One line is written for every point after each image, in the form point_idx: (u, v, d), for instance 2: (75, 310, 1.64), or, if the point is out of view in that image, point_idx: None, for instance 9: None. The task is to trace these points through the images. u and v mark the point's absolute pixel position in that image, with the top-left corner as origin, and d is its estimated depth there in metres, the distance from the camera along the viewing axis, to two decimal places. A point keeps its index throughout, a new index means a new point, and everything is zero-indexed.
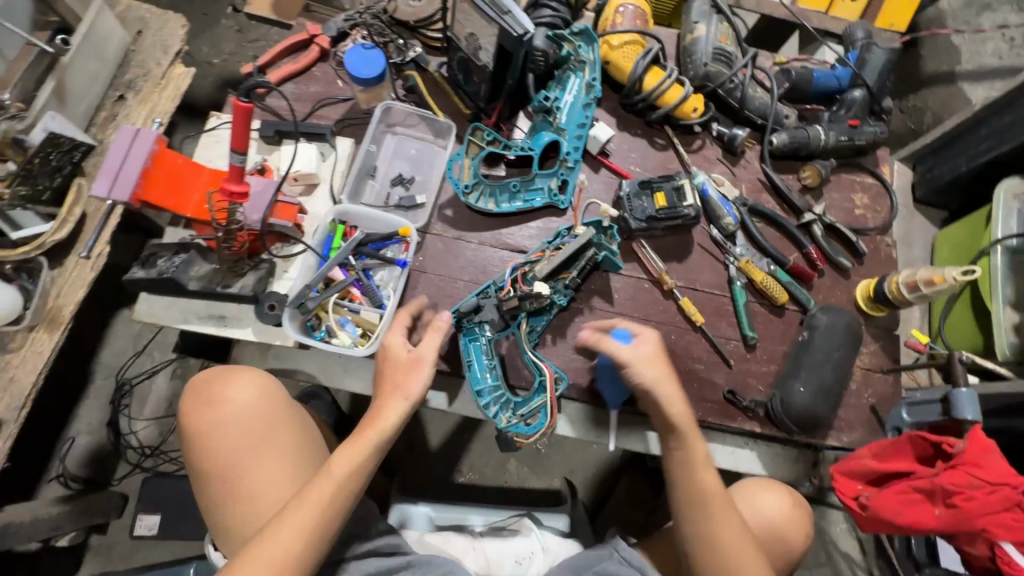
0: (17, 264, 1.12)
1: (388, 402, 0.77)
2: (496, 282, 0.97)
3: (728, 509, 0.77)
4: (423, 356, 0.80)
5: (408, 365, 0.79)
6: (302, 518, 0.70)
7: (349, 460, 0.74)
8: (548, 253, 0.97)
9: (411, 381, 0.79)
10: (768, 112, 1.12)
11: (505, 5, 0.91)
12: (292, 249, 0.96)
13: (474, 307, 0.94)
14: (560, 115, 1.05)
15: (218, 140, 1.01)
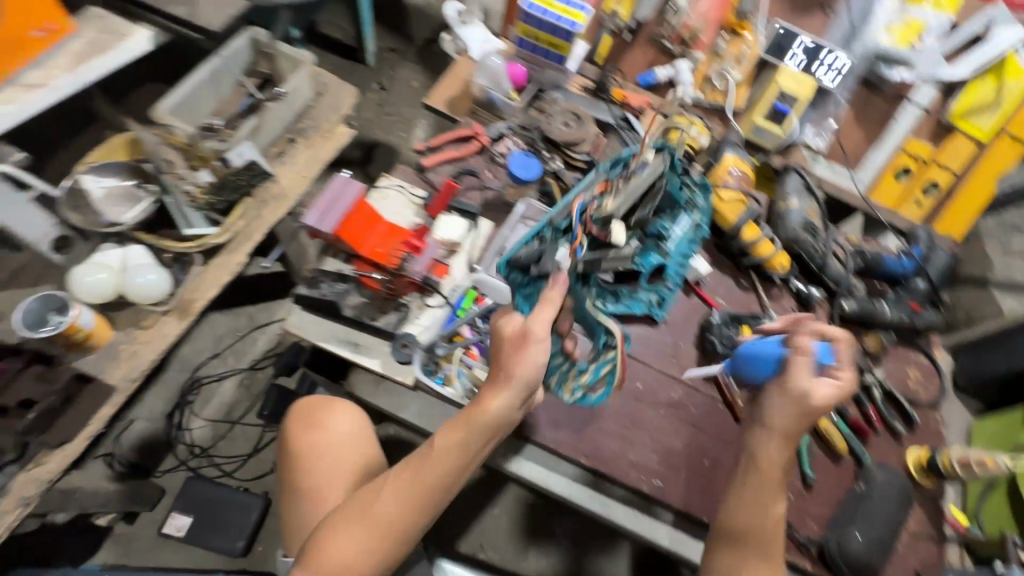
0: (175, 255, 1.27)
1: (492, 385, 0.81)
2: (553, 224, 0.96)
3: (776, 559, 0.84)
4: (533, 333, 0.80)
5: (520, 346, 0.80)
6: (411, 493, 0.82)
7: (450, 444, 0.83)
8: (616, 183, 1.01)
9: (520, 365, 0.79)
10: (843, 281, 1.29)
11: (652, 152, 1.16)
12: (429, 300, 1.10)
13: (532, 258, 0.93)
14: (670, 244, 1.21)
15: (384, 198, 1.22)
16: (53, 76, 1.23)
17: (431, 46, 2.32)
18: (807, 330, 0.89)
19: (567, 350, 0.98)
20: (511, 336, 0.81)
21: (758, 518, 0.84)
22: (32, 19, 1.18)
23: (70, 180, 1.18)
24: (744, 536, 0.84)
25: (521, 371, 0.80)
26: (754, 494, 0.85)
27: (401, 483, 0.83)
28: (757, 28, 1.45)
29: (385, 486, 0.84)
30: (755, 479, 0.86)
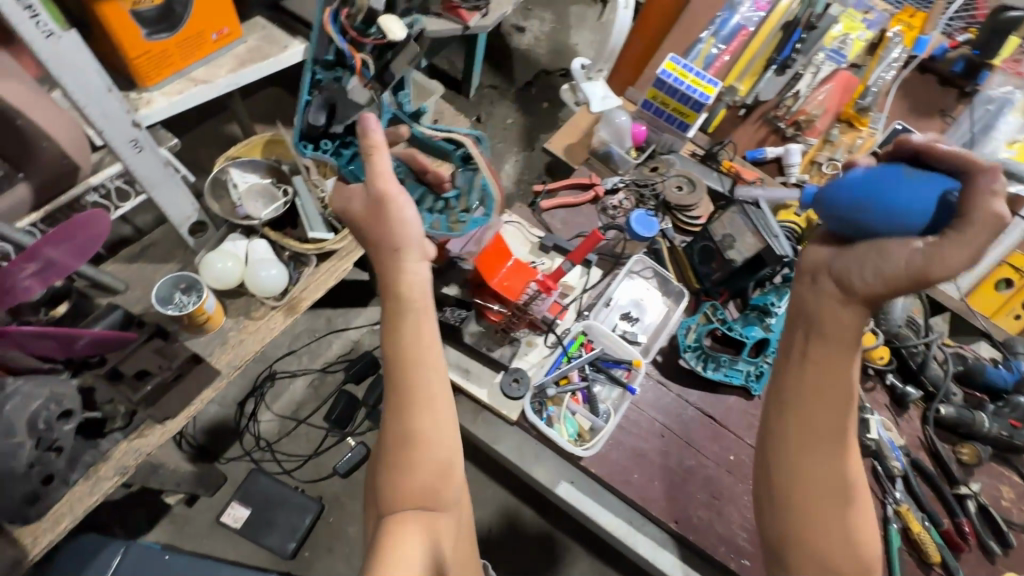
0: (293, 255, 1.33)
1: (391, 267, 0.79)
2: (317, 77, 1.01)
3: (853, 456, 0.74)
4: (382, 191, 0.76)
5: (379, 212, 0.78)
6: (409, 386, 0.77)
7: (402, 324, 0.78)
8: (348, 20, 1.05)
9: (390, 232, 0.78)
10: (941, 385, 1.28)
11: (775, 231, 1.20)
12: (539, 338, 1.12)
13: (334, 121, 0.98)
14: (773, 319, 1.22)
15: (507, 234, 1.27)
16: (216, 75, 1.31)
17: (528, 89, 2.41)
18: (987, 190, 0.60)
19: (419, 173, 0.99)
20: (364, 212, 0.80)
21: (812, 415, 0.73)
22: (214, 24, 1.26)
23: (220, 169, 1.29)
24: (808, 432, 0.73)
25: (399, 238, 0.78)
26: (813, 385, 0.74)
27: (395, 393, 0.78)
28: (874, 123, 1.50)
29: (396, 402, 0.77)
30: (820, 371, 0.73)
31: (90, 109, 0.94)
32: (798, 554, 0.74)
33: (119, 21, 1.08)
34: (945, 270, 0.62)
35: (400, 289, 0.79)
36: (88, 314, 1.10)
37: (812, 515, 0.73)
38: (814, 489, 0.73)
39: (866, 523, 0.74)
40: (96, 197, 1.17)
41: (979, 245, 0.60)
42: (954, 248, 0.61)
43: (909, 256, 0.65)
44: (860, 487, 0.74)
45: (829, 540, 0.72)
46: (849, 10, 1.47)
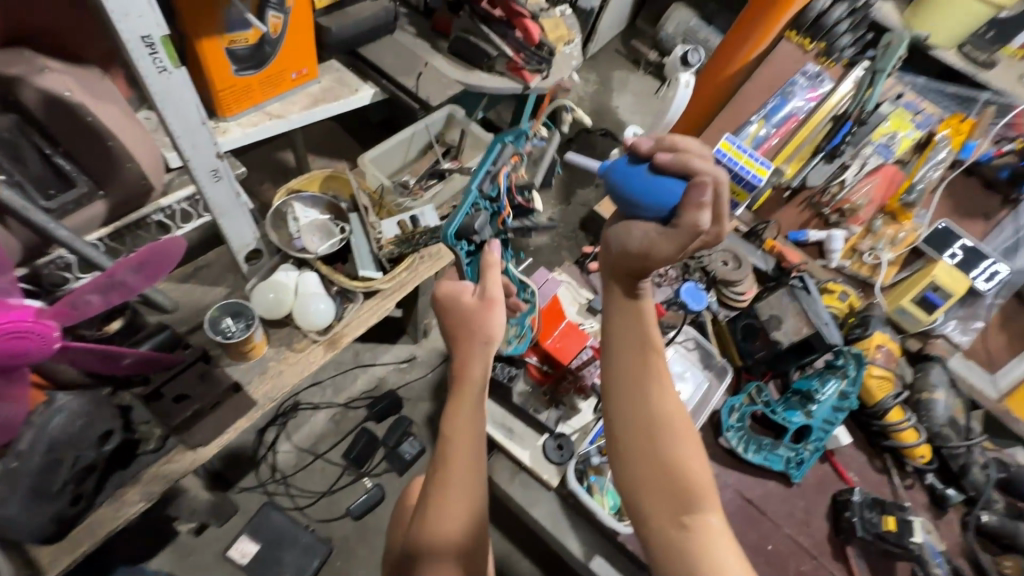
0: (341, 290, 1.34)
1: (472, 352, 0.79)
2: (484, 194, 0.90)
3: (663, 386, 0.73)
4: (494, 297, 0.80)
5: (484, 311, 0.79)
6: (459, 461, 0.76)
7: (467, 408, 0.79)
8: (524, 155, 0.97)
9: (487, 324, 0.79)
10: (982, 491, 1.25)
11: (825, 320, 1.23)
12: (582, 403, 1.10)
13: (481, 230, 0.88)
14: (816, 406, 1.20)
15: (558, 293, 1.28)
16: (291, 110, 1.35)
17: (569, 145, 2.48)
18: (695, 202, 0.67)
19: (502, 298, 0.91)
20: (471, 307, 0.80)
21: (633, 355, 0.74)
22: (295, 63, 1.31)
23: (283, 201, 1.33)
24: (640, 378, 0.73)
25: (491, 332, 0.79)
26: (626, 327, 0.76)
27: (438, 465, 0.76)
28: (918, 218, 1.54)
29: (439, 472, 0.76)
30: (630, 317, 0.76)
31: (183, 140, 0.98)
32: (648, 496, 0.70)
33: (213, 54, 1.13)
34: (664, 254, 0.70)
35: (469, 373, 0.79)
36: (141, 331, 1.10)
37: (640, 448, 0.71)
38: (633, 423, 0.72)
39: (689, 455, 0.71)
40: (162, 217, 1.19)
41: (686, 241, 0.68)
42: (666, 241, 0.68)
43: (635, 235, 0.72)
44: (674, 418, 0.72)
45: (658, 475, 0.70)
46: (899, 108, 1.51)
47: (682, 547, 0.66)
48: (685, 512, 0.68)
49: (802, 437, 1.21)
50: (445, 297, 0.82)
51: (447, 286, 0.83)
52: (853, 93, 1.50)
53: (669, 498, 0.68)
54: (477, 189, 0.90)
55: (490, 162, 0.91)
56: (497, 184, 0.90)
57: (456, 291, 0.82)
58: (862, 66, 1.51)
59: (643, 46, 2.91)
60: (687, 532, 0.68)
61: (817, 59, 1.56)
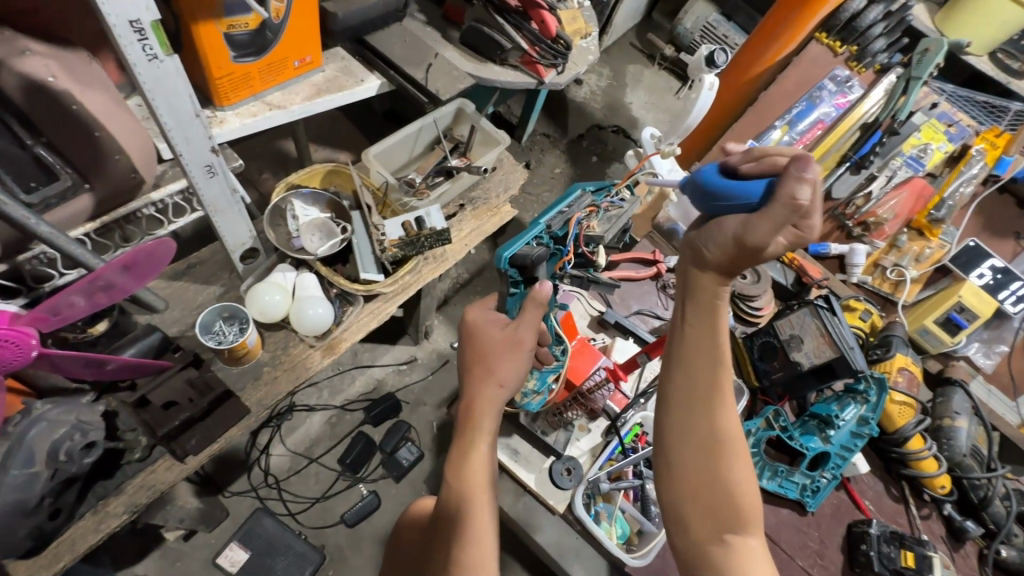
0: (340, 293, 1.28)
1: (484, 395, 0.76)
2: (551, 231, 0.92)
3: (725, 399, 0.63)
4: (524, 339, 0.77)
5: (510, 353, 0.77)
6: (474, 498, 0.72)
7: (483, 459, 0.74)
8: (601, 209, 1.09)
9: (505, 368, 0.76)
10: (1003, 523, 1.21)
11: (852, 342, 1.15)
12: (592, 423, 1.05)
13: (538, 259, 0.83)
14: (835, 431, 1.14)
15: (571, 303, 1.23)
16: (291, 101, 1.27)
17: (580, 141, 2.40)
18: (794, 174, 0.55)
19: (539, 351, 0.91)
20: (497, 342, 0.78)
21: (701, 369, 0.63)
22: (298, 50, 1.23)
23: (281, 198, 1.26)
24: (702, 395, 0.63)
25: (506, 377, 0.76)
26: (700, 339, 0.64)
27: (455, 496, 0.73)
28: (946, 235, 1.48)
29: (458, 511, 0.72)
30: (702, 327, 0.64)
31: (174, 132, 0.91)
32: (695, 518, 0.62)
33: (210, 40, 1.04)
34: (757, 239, 0.58)
35: (482, 422, 0.76)
36: (124, 335, 1.05)
37: (691, 467, 0.63)
38: (688, 442, 0.63)
39: (743, 478, 0.63)
40: (153, 210, 1.12)
41: (784, 220, 0.56)
42: (759, 220, 0.57)
43: (722, 231, 0.61)
44: (734, 441, 0.63)
45: (708, 499, 0.62)
46: (932, 119, 1.46)
47: (720, 563, 0.61)
48: (728, 529, 0.62)
49: (819, 464, 1.16)
50: (472, 328, 0.81)
51: (478, 314, 0.83)
52: (884, 102, 1.44)
53: (711, 519, 0.61)
54: (546, 225, 0.92)
55: (566, 204, 0.96)
56: (568, 225, 0.94)
57: (484, 321, 0.82)
58: (894, 73, 1.46)
59: (658, 39, 2.82)
60: (726, 548, 0.62)
61: (846, 64, 1.50)
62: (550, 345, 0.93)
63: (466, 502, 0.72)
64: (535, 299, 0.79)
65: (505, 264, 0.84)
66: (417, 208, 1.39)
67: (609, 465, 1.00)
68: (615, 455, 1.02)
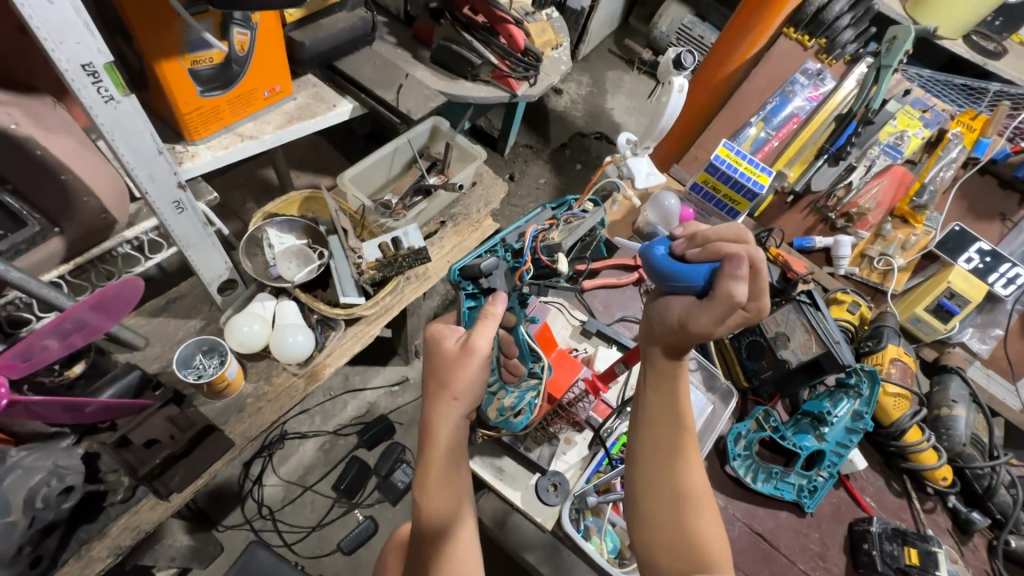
0: (321, 318, 1.27)
1: (438, 411, 0.73)
2: (506, 244, 1.04)
3: (687, 454, 0.68)
4: (476, 347, 0.75)
5: (462, 363, 0.74)
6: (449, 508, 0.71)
7: (447, 476, 0.72)
8: (562, 222, 1.06)
9: (458, 378, 0.74)
10: (1010, 513, 1.18)
11: (836, 336, 1.14)
12: (577, 436, 1.05)
13: (482, 271, 0.96)
14: (829, 428, 1.12)
15: (556, 317, 1.22)
16: (263, 131, 1.27)
17: (562, 150, 2.40)
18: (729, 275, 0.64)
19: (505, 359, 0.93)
20: (451, 354, 0.76)
21: (660, 422, 0.69)
22: (267, 81, 1.23)
23: (257, 227, 1.26)
24: (666, 449, 0.68)
25: (460, 389, 0.74)
26: (659, 395, 0.71)
27: (425, 513, 0.71)
28: (930, 221, 1.46)
29: (431, 517, 0.71)
30: (659, 384, 0.71)
31: (138, 170, 0.92)
32: (667, 566, 0.64)
33: (175, 77, 1.04)
34: (700, 326, 0.66)
35: (435, 439, 0.72)
36: (104, 374, 1.04)
37: (658, 514, 0.66)
38: (655, 490, 0.67)
39: (711, 529, 0.65)
40: (129, 248, 1.13)
41: (722, 313, 0.65)
42: (701, 312, 0.65)
43: (673, 311, 0.69)
44: (697, 489, 0.67)
45: (676, 544, 0.64)
46: (906, 106, 1.45)
47: None
48: (698, 572, 0.63)
49: (815, 463, 1.13)
50: (431, 343, 0.79)
51: (438, 327, 0.82)
52: (857, 91, 1.42)
53: (681, 561, 0.63)
54: (501, 239, 1.04)
55: (523, 221, 1.08)
56: (521, 239, 1.02)
57: (441, 333, 0.80)
58: (864, 63, 1.45)
59: (636, 44, 2.84)
60: None
61: (817, 57, 1.51)
62: (525, 360, 0.91)
63: (436, 511, 0.71)
64: (490, 312, 0.79)
65: (458, 278, 1.02)
66: (394, 228, 1.38)
67: (597, 477, 1.00)
68: (603, 467, 1.01)
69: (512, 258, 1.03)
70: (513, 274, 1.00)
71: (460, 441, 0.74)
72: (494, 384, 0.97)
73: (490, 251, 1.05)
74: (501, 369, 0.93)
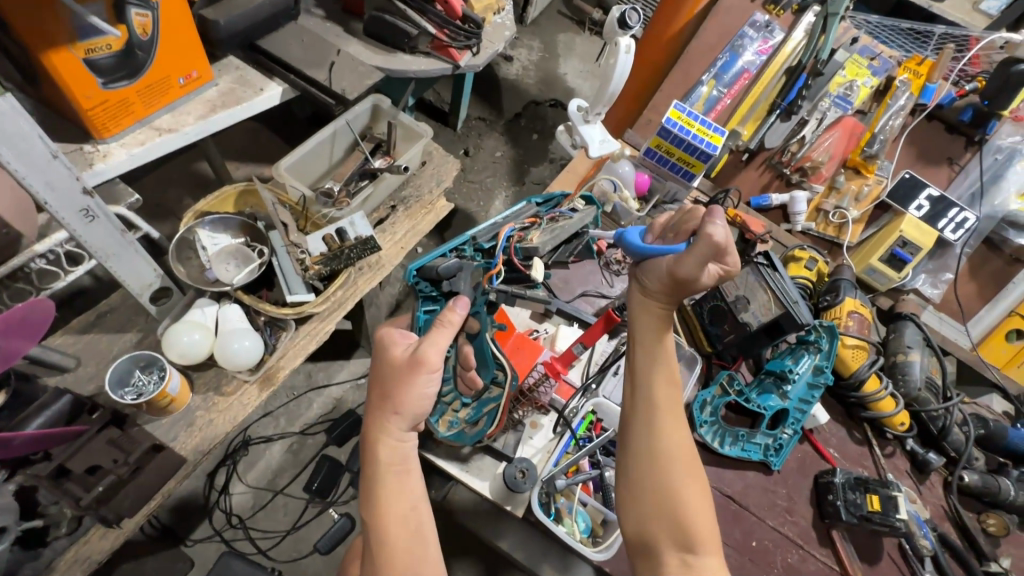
0: (269, 320, 1.21)
1: (382, 425, 0.70)
2: (476, 242, 1.07)
3: (676, 425, 0.73)
4: (424, 359, 0.71)
5: (408, 375, 0.71)
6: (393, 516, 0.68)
7: (393, 488, 0.69)
8: (545, 221, 1.18)
9: (401, 392, 0.70)
10: (963, 450, 1.23)
11: (794, 296, 1.15)
12: (542, 419, 1.03)
13: (443, 273, 0.94)
14: (791, 386, 1.14)
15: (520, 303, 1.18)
16: (184, 123, 1.16)
17: (517, 120, 2.32)
18: (709, 220, 0.71)
19: (462, 368, 0.90)
20: (399, 364, 0.72)
21: (650, 388, 0.74)
22: (181, 66, 1.12)
23: (187, 229, 1.18)
24: (653, 409, 0.73)
25: (403, 403, 0.70)
26: (646, 366, 0.76)
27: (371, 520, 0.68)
28: (881, 170, 1.46)
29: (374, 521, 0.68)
30: (648, 352, 0.76)
31: (32, 178, 0.82)
32: (655, 541, 0.68)
33: (68, 69, 0.92)
34: (687, 273, 0.73)
35: (382, 454, 0.70)
36: (31, 402, 0.96)
37: (645, 481, 0.70)
38: (644, 461, 0.71)
39: (697, 500, 0.69)
40: (43, 263, 1.04)
41: (708, 255, 0.71)
42: (686, 257, 0.72)
43: (659, 267, 0.76)
44: (683, 460, 0.71)
45: (661, 514, 0.68)
46: (854, 55, 1.45)
47: None
48: (687, 549, 0.67)
49: (779, 421, 1.15)
50: (382, 354, 0.75)
51: (390, 331, 0.78)
52: (806, 41, 1.41)
53: (668, 535, 0.67)
54: (472, 238, 1.08)
55: (501, 219, 1.16)
56: (494, 238, 1.08)
57: (388, 342, 0.76)
58: (812, 12, 1.45)
59: (585, 4, 2.74)
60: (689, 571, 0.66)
61: (764, 8, 1.49)
62: (486, 371, 0.87)
63: (378, 519, 0.68)
64: (446, 320, 0.75)
65: (416, 278, 0.98)
66: (339, 218, 1.31)
67: (565, 459, 0.99)
68: (570, 449, 1.01)
69: (483, 257, 1.07)
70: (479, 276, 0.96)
71: (407, 455, 0.72)
72: (448, 393, 0.96)
73: (457, 250, 1.08)
74: (458, 379, 0.92)
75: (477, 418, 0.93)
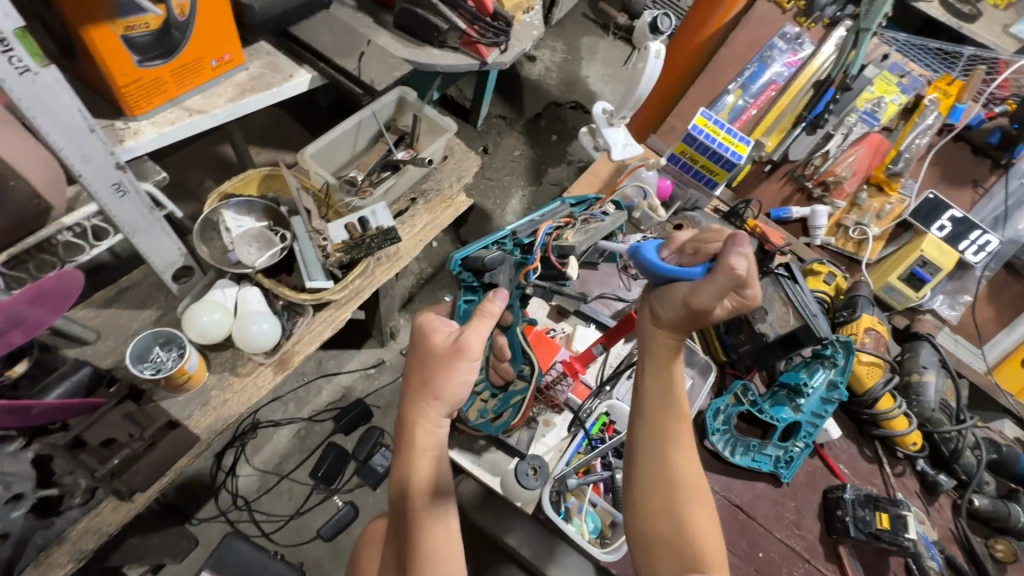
0: (288, 304, 1.22)
1: (421, 409, 0.71)
2: (516, 237, 1.02)
3: (686, 450, 0.72)
4: (466, 347, 0.71)
5: (449, 362, 0.71)
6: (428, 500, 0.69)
7: (428, 470, 0.70)
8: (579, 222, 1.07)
9: (442, 378, 0.70)
10: (974, 473, 1.22)
11: (813, 309, 1.17)
12: (555, 417, 1.04)
13: (486, 264, 0.92)
14: (805, 400, 1.14)
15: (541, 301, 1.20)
16: (213, 104, 1.17)
17: (537, 121, 2.32)
18: (732, 251, 0.65)
19: (494, 362, 0.90)
20: (440, 350, 0.72)
21: (660, 413, 0.73)
22: (215, 49, 1.13)
23: (212, 210, 1.19)
24: (662, 432, 0.72)
25: (443, 389, 0.70)
26: (657, 391, 0.74)
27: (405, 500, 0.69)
28: (905, 189, 1.46)
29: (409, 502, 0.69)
30: (659, 380, 0.74)
31: (68, 150, 0.83)
32: (662, 560, 0.68)
33: (107, 46, 0.93)
34: (704, 302, 0.67)
35: (418, 440, 0.70)
36: (52, 371, 0.96)
37: (652, 504, 0.70)
38: (652, 486, 0.71)
39: (702, 521, 0.69)
40: (70, 235, 1.05)
41: (725, 287, 0.65)
42: (705, 286, 0.66)
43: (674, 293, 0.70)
44: (691, 484, 0.71)
45: (669, 534, 0.68)
46: (884, 71, 1.45)
47: None
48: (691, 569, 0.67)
49: (791, 434, 1.15)
50: (422, 339, 0.75)
51: (430, 317, 0.78)
52: (836, 57, 1.40)
53: (675, 557, 0.67)
54: (512, 232, 1.02)
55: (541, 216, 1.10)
56: (533, 234, 1.00)
57: (428, 329, 0.76)
58: (843, 27, 1.45)
59: (610, 8, 2.74)
60: None
61: (795, 20, 1.49)
62: (516, 361, 0.87)
63: (412, 498, 0.69)
64: (485, 310, 0.75)
65: (460, 267, 0.96)
66: (361, 207, 1.31)
67: (576, 459, 0.99)
68: (583, 448, 1.01)
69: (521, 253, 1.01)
70: (517, 270, 0.93)
71: (440, 444, 0.72)
72: (479, 385, 0.96)
73: (497, 244, 1.02)
74: (490, 370, 0.91)
75: (499, 410, 0.94)
